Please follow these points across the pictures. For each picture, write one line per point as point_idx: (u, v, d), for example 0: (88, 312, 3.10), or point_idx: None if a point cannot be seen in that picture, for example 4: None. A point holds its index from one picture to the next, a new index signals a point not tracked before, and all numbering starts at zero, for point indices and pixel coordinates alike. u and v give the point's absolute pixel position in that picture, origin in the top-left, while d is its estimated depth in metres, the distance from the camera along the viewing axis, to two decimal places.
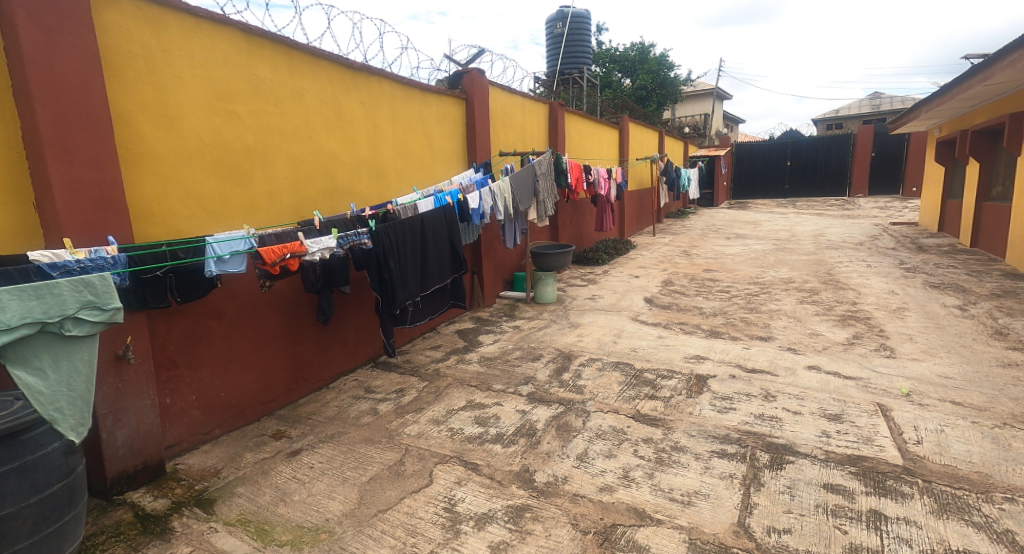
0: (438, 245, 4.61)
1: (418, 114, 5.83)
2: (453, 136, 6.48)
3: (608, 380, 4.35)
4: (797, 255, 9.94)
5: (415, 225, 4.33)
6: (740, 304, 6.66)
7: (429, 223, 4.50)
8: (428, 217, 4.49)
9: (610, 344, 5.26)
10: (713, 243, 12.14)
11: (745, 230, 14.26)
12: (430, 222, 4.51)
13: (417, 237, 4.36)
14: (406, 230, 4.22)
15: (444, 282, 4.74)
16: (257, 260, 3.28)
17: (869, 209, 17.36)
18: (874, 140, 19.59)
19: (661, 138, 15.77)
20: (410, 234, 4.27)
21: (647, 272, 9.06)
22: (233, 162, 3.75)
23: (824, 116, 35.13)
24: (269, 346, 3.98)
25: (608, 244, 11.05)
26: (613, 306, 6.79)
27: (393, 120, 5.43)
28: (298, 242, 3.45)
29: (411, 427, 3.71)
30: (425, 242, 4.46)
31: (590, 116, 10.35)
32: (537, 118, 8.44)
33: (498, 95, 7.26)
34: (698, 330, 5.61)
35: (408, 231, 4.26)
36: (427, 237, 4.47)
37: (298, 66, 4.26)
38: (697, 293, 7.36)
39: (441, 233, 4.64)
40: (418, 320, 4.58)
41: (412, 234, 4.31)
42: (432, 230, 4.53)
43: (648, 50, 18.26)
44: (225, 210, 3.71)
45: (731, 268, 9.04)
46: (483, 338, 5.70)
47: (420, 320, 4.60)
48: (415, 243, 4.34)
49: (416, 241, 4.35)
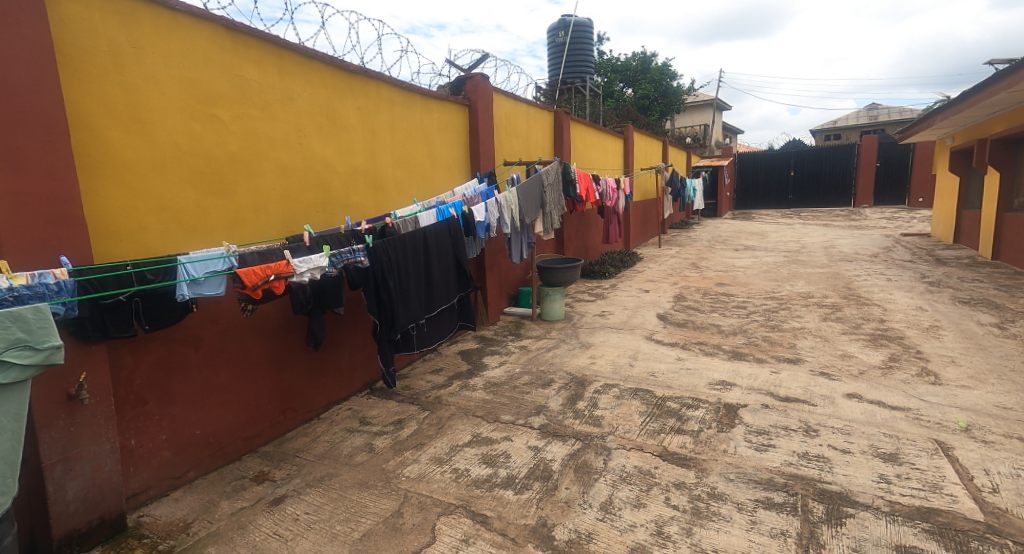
0: (442, 261, 4.21)
1: (420, 121, 5.49)
2: (456, 145, 6.14)
3: (628, 411, 3.95)
4: (811, 268, 9.57)
5: (416, 240, 3.96)
6: (760, 321, 6.28)
7: (431, 238, 4.12)
8: (431, 232, 4.12)
9: (626, 368, 4.86)
10: (721, 255, 11.79)
11: (753, 241, 13.93)
12: (433, 236, 4.14)
13: (419, 254, 3.98)
14: (406, 246, 3.85)
15: (449, 302, 4.32)
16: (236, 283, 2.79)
17: (876, 219, 17.07)
18: (879, 150, 19.34)
19: (665, 148, 15.49)
20: (410, 250, 3.88)
21: (656, 286, 8.69)
22: (214, 171, 3.38)
23: (823, 127, 35.08)
24: (252, 375, 3.59)
25: (614, 257, 10.70)
26: (625, 324, 6.40)
27: (392, 128, 5.08)
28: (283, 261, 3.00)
29: (410, 468, 3.30)
30: (427, 259, 4.08)
31: (595, 124, 10.02)
32: (542, 126, 8.11)
33: (502, 103, 6.94)
34: (719, 352, 5.22)
35: (409, 247, 3.87)
36: (429, 253, 4.08)
37: (288, 67, 3.91)
38: (712, 309, 6.98)
39: (444, 248, 4.26)
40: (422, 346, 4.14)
41: (413, 249, 3.92)
42: (435, 245, 4.15)
43: (649, 60, 17.99)
44: (205, 224, 3.33)
45: (744, 281, 8.67)
46: (488, 360, 5.31)
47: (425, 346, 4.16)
48: (416, 259, 3.94)
49: (418, 257, 3.96)
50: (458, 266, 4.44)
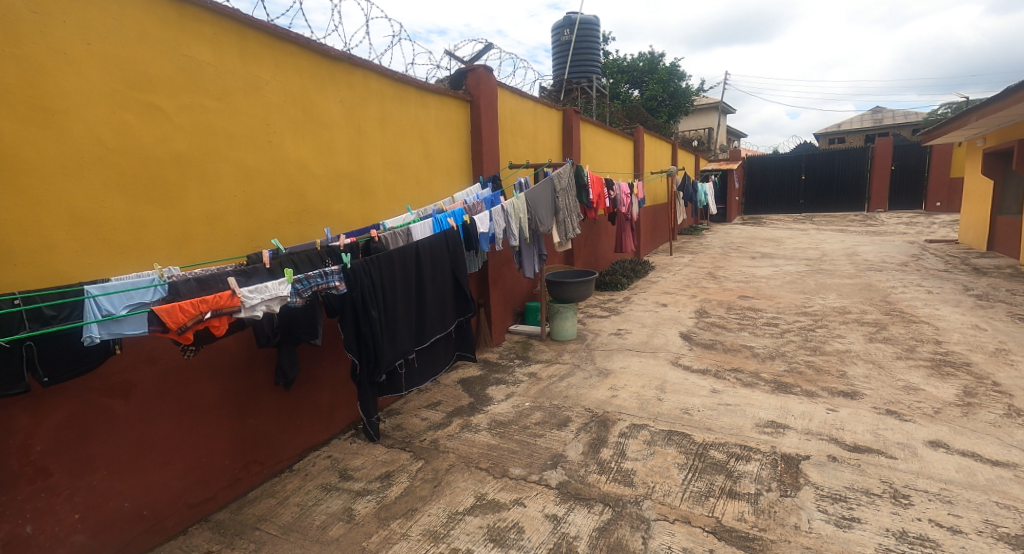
0: (435, 282, 3.53)
1: (414, 117, 4.83)
2: (456, 145, 5.48)
3: (663, 463, 3.28)
4: (838, 278, 8.89)
5: (406, 258, 3.28)
6: (798, 343, 5.60)
7: (424, 254, 3.44)
8: (423, 248, 3.43)
9: (653, 404, 4.19)
10: (738, 263, 11.12)
11: (768, 248, 13.26)
12: (426, 252, 3.46)
13: (408, 273, 3.29)
14: (394, 265, 3.15)
15: (444, 330, 3.64)
16: (150, 321, 2.03)
17: (894, 225, 16.36)
18: (894, 152, 18.62)
19: (674, 151, 14.85)
20: (398, 270, 3.20)
21: (674, 300, 8.02)
22: (153, 173, 2.71)
23: (828, 130, 34.43)
24: (204, 425, 2.93)
25: (625, 266, 10.04)
26: (645, 346, 5.73)
27: (381, 125, 4.42)
28: (228, 293, 2.19)
29: (397, 549, 2.64)
30: (418, 280, 3.40)
31: (605, 125, 9.37)
32: (550, 127, 7.46)
33: (507, 99, 6.29)
34: (759, 381, 4.55)
35: (397, 266, 3.18)
36: (421, 273, 3.40)
37: (254, 49, 3.24)
38: (740, 327, 6.31)
39: (439, 267, 3.58)
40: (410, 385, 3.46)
41: (401, 268, 3.23)
42: (429, 263, 3.47)
43: (657, 61, 17.32)
44: (143, 241, 2.67)
45: (769, 294, 7.98)
46: (493, 392, 4.64)
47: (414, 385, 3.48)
48: (405, 281, 3.26)
49: (406, 279, 3.27)
50: (455, 287, 3.77)
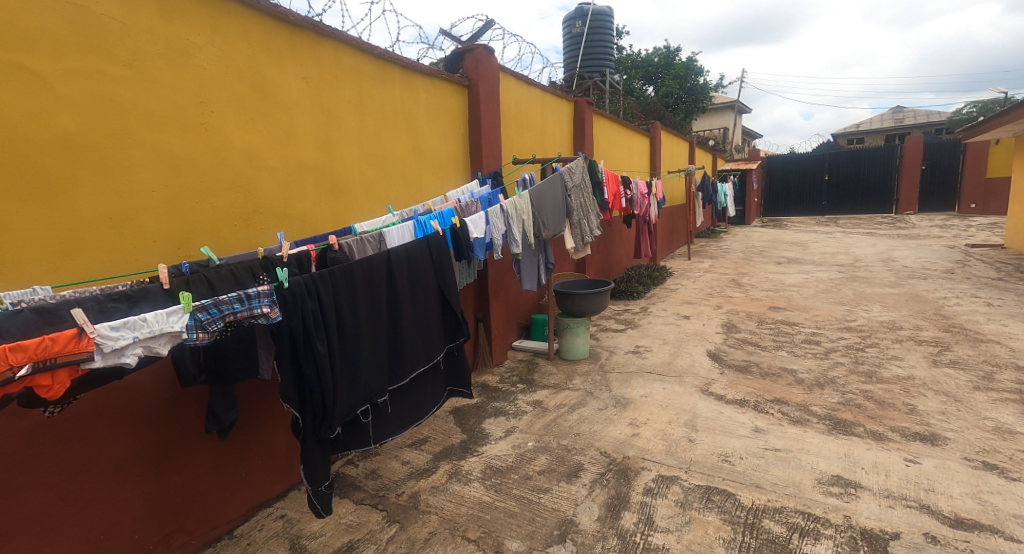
0: (413, 301, 2.80)
1: (400, 103, 4.13)
2: (451, 137, 4.78)
3: (704, 536, 2.55)
4: (878, 287, 8.05)
5: (374, 273, 2.55)
6: (848, 367, 4.80)
7: (399, 266, 2.70)
8: (398, 257, 2.70)
9: (683, 447, 3.45)
10: (764, 269, 10.30)
11: (794, 252, 12.41)
12: (401, 262, 2.72)
13: (377, 290, 2.55)
14: (356, 280, 2.42)
15: (429, 362, 2.88)
16: None
17: (927, 228, 15.37)
18: (925, 151, 17.59)
19: (691, 149, 14.05)
20: (363, 286, 2.46)
21: (696, 311, 7.25)
22: (23, 158, 2.05)
23: (847, 131, 33.33)
24: (102, 491, 2.25)
25: (641, 272, 9.29)
26: (669, 369, 4.98)
27: (359, 110, 3.72)
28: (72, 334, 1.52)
29: None
30: (391, 298, 2.67)
31: (620, 119, 8.62)
32: (559, 119, 6.73)
33: (511, 86, 5.57)
34: (810, 417, 3.78)
35: (360, 281, 2.45)
36: (393, 289, 2.66)
37: (184, 5, 2.56)
38: (776, 346, 5.53)
39: (418, 282, 2.84)
40: (383, 435, 2.70)
41: (366, 283, 2.49)
42: (405, 277, 2.74)
43: (673, 56, 16.54)
44: (8, 249, 2.01)
45: (804, 306, 7.17)
46: (490, 426, 3.94)
47: (388, 434, 2.72)
48: (373, 302, 2.52)
49: (374, 298, 2.53)
50: (442, 307, 3.02)
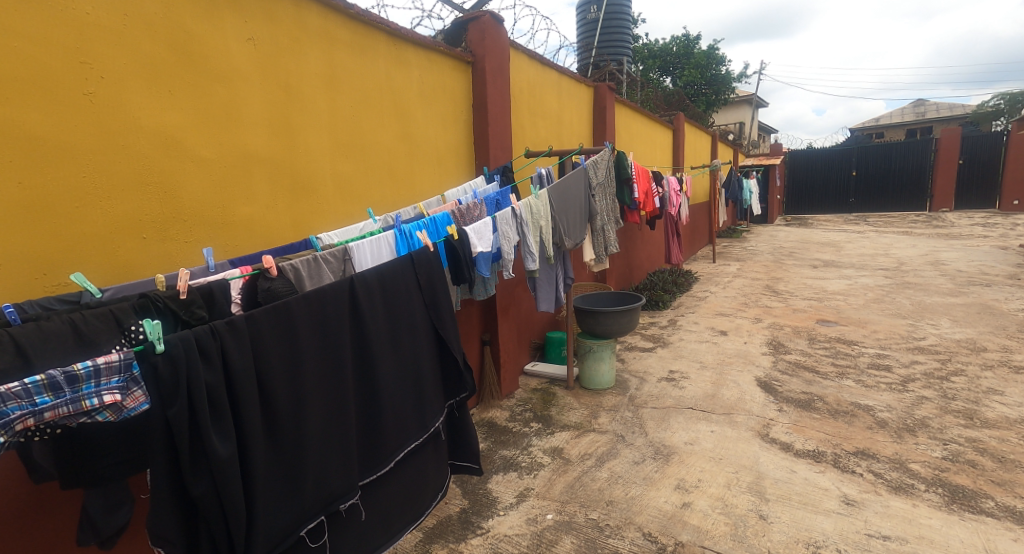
0: (393, 348, 1.97)
1: (386, 80, 3.31)
2: (450, 123, 3.96)
3: None
4: (938, 297, 7.12)
5: (337, 322, 1.71)
6: (938, 403, 3.92)
7: (368, 298, 1.85)
8: (366, 285, 1.86)
9: (756, 527, 2.61)
10: (799, 274, 9.39)
11: (827, 254, 11.48)
12: (373, 292, 1.88)
13: (336, 340, 1.71)
14: (298, 328, 1.58)
15: (423, 432, 2.06)
16: None
17: (967, 227, 14.29)
18: (962, 144, 16.47)
19: (714, 144, 13.14)
20: (310, 337, 1.62)
21: (733, 325, 6.38)
22: None
23: (868, 125, 32.13)
24: None
25: (665, 277, 8.43)
26: (714, 404, 4.14)
27: (330, 86, 2.90)
28: None
29: None
30: (360, 352, 1.84)
31: (643, 108, 7.74)
32: (578, 106, 5.88)
33: (522, 64, 4.73)
34: (914, 481, 2.92)
35: (306, 329, 1.61)
36: (359, 334, 1.83)
37: None
38: (838, 372, 4.67)
39: (401, 319, 2.00)
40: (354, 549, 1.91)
41: (317, 331, 1.65)
42: (379, 314, 1.90)
43: (692, 45, 15.65)
44: None
45: (857, 319, 6.28)
46: (498, 487, 3.12)
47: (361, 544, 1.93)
48: (329, 358, 1.68)
49: (332, 351, 1.69)
50: (437, 349, 2.19)
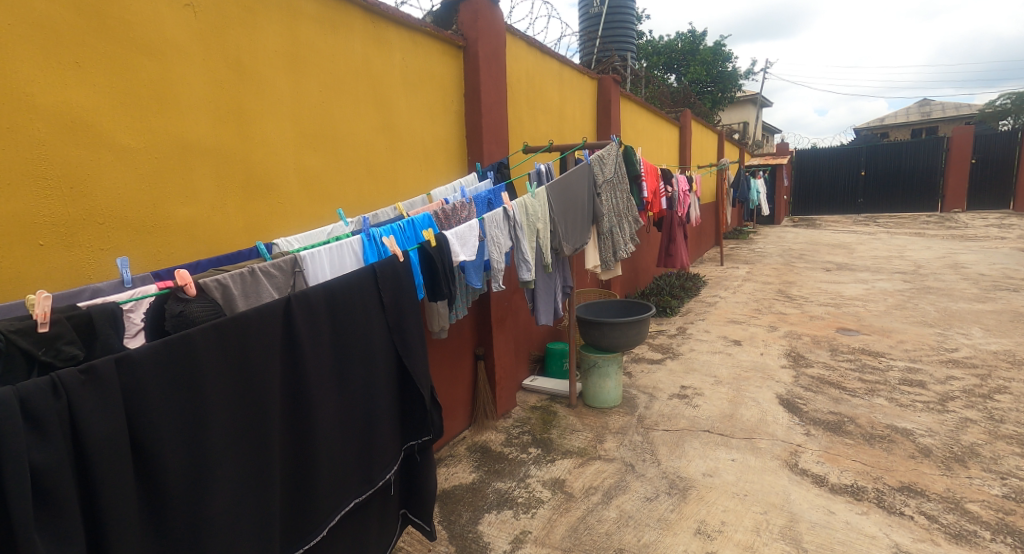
0: (342, 384, 1.66)
1: (363, 63, 2.90)
2: (439, 115, 3.56)
3: None
4: (964, 303, 6.69)
5: (255, 366, 1.40)
6: (985, 427, 3.50)
7: (310, 327, 1.54)
8: (309, 307, 1.52)
9: None
10: (813, 277, 8.98)
11: (839, 256, 11.06)
12: (318, 320, 1.56)
13: (258, 381, 1.41)
14: (201, 369, 1.29)
15: (367, 487, 1.74)
16: None
17: (982, 228, 13.82)
18: (975, 143, 15.96)
19: (720, 142, 12.73)
20: (219, 380, 1.33)
21: (747, 334, 5.96)
22: None
23: (873, 125, 31.71)
24: None
25: (672, 281, 8.03)
26: (732, 426, 3.73)
27: (293, 67, 2.50)
28: None
29: None
30: (289, 400, 1.52)
31: (649, 103, 7.35)
32: (581, 99, 5.48)
33: (520, 51, 4.32)
34: (976, 528, 2.50)
35: (213, 372, 1.31)
36: (295, 371, 1.52)
37: None
38: (868, 389, 4.25)
39: (354, 350, 1.68)
40: None
41: (229, 372, 1.35)
42: (323, 346, 1.58)
43: (698, 41, 15.26)
44: None
45: (881, 327, 5.86)
46: (489, 529, 2.73)
47: None
48: (246, 404, 1.39)
49: (250, 395, 1.40)
50: (398, 384, 1.88)
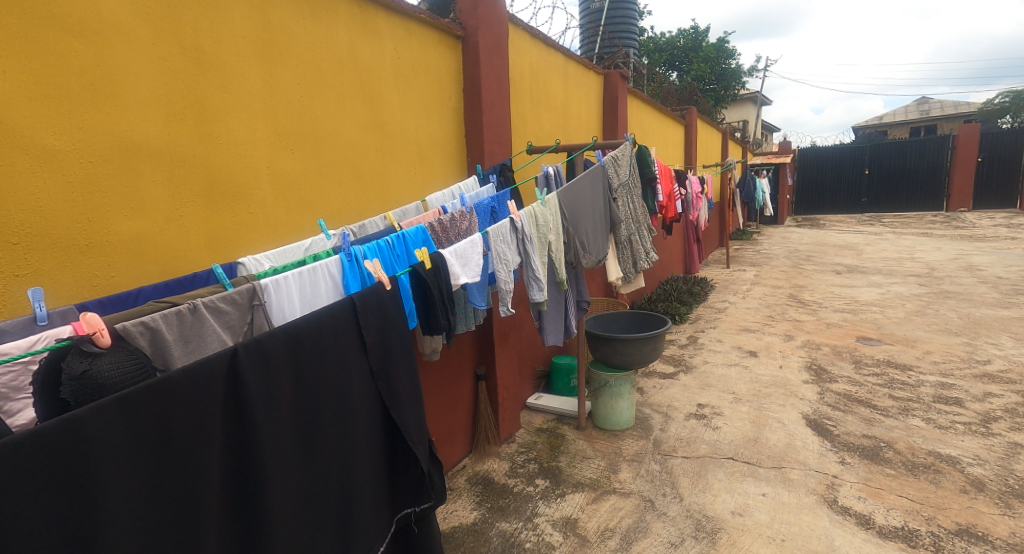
0: (306, 453, 1.42)
1: (349, 55, 2.56)
2: (436, 114, 3.22)
3: None
4: (988, 309, 6.36)
5: (178, 448, 1.14)
6: None
7: (259, 389, 1.28)
8: (261, 359, 1.28)
9: None
10: (824, 281, 8.66)
11: (848, 258, 10.75)
12: (271, 379, 1.31)
13: (184, 467, 1.16)
14: (98, 468, 1.01)
15: None
16: None
17: (991, 228, 13.50)
18: (981, 141, 15.64)
19: (724, 141, 12.40)
20: (123, 477, 1.06)
21: (763, 343, 5.63)
22: None
23: (874, 123, 31.44)
24: None
25: (679, 286, 7.70)
26: (759, 452, 3.41)
27: (266, 55, 2.15)
28: None
29: None
30: (230, 485, 1.26)
31: (655, 102, 7.00)
32: (587, 96, 5.14)
33: (524, 43, 3.98)
34: None
35: (117, 467, 1.05)
36: (240, 445, 1.27)
37: None
38: (901, 407, 3.93)
39: (319, 412, 1.44)
40: None
41: (143, 460, 1.09)
42: (280, 411, 1.34)
43: (700, 38, 14.94)
44: None
45: (904, 336, 5.54)
46: None
47: None
48: (169, 499, 1.13)
49: (174, 487, 1.14)
50: (386, 445, 1.70)
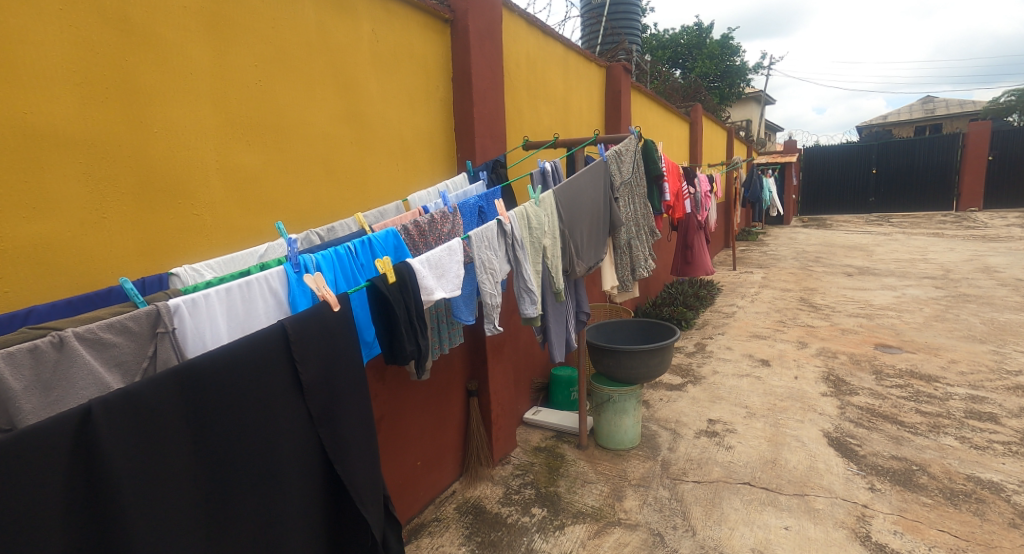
0: (206, 532, 1.16)
1: (320, 36, 2.26)
2: (422, 106, 2.91)
3: None
4: (1012, 314, 6.03)
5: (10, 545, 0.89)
6: None
7: (132, 456, 1.03)
8: (134, 414, 1.03)
9: None
10: (836, 283, 8.34)
11: (859, 259, 10.42)
12: (150, 443, 1.06)
13: None
14: None
15: None
16: None
17: (1004, 228, 13.13)
18: (992, 139, 15.28)
19: (730, 139, 12.08)
20: None
21: (775, 351, 5.31)
22: None
23: (879, 122, 31.07)
24: None
25: (685, 290, 7.38)
26: (778, 475, 3.10)
27: (216, 29, 1.84)
28: None
29: None
30: None
31: (659, 98, 6.67)
32: (588, 89, 4.84)
33: (520, 29, 3.68)
34: None
35: None
36: (103, 537, 1.00)
37: None
38: (931, 424, 3.62)
39: (232, 476, 1.20)
40: None
41: None
42: (166, 483, 1.08)
43: (704, 35, 14.62)
44: None
45: (926, 343, 5.22)
46: None
47: None
48: None
49: None
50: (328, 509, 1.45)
